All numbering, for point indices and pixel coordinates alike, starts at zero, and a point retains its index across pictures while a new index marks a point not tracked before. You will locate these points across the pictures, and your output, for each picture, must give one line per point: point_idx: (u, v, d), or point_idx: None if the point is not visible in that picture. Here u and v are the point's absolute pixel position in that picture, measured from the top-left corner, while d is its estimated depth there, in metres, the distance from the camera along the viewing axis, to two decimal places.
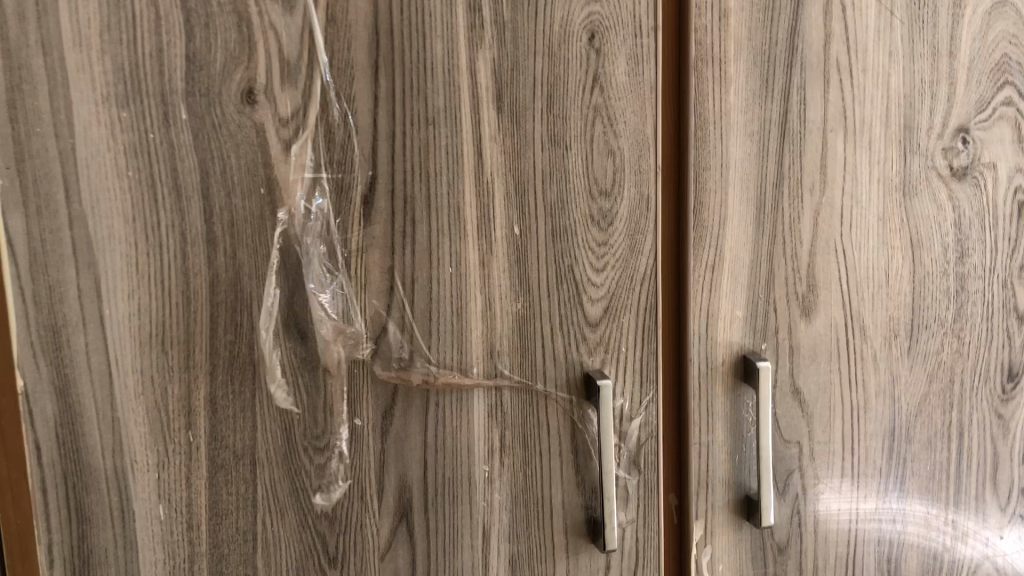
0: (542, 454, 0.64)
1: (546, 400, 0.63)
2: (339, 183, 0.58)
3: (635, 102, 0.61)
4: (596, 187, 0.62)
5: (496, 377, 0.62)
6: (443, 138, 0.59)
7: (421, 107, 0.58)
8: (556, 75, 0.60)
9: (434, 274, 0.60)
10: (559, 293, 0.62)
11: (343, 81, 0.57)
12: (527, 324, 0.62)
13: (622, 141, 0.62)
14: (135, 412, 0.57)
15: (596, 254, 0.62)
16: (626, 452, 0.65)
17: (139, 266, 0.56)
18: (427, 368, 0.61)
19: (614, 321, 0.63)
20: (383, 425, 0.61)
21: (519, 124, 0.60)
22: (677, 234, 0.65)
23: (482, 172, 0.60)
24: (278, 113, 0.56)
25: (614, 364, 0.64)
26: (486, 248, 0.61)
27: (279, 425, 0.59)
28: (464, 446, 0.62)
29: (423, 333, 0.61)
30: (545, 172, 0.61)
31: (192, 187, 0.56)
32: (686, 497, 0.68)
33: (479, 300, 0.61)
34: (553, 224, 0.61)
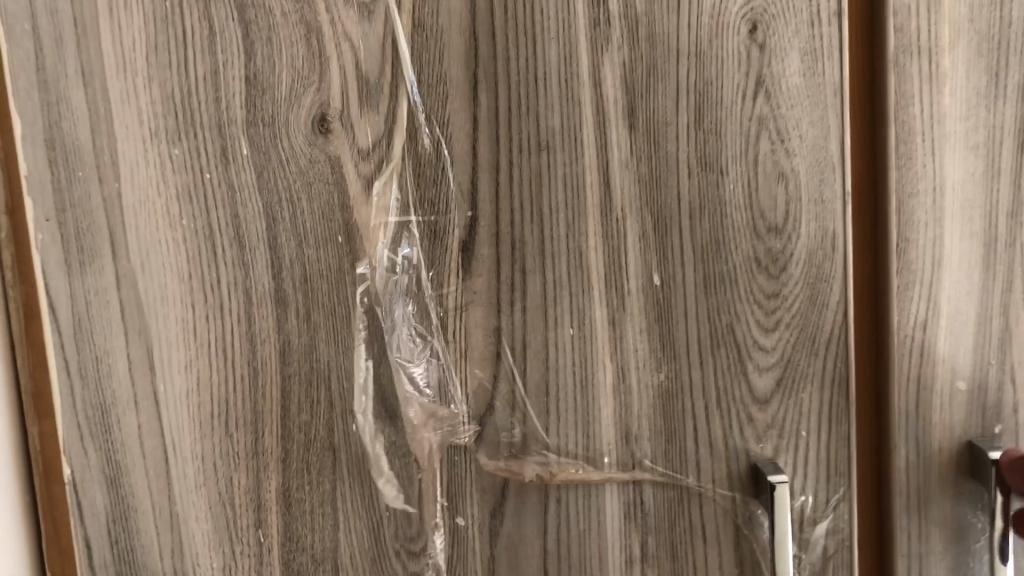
0: (696, 566, 0.50)
1: (701, 498, 0.49)
2: (432, 228, 0.47)
3: (814, 110, 0.47)
4: (762, 222, 0.47)
5: (634, 470, 0.49)
6: (561, 166, 0.47)
7: (532, 129, 0.46)
8: (705, 81, 0.46)
9: (553, 336, 0.48)
10: (715, 360, 0.48)
11: (435, 100, 0.46)
12: (674, 400, 0.48)
13: (797, 162, 0.47)
14: (196, 506, 0.48)
15: (764, 310, 0.48)
16: (807, 567, 0.50)
17: (197, 333, 0.46)
18: (543, 456, 0.48)
19: (791, 396, 0.49)
20: (492, 525, 0.49)
21: (658, 145, 0.47)
22: (875, 281, 0.49)
23: (611, 207, 0.47)
24: (358, 142, 0.46)
25: (790, 452, 0.49)
26: (618, 304, 0.48)
27: (366, 525, 0.48)
28: (595, 554, 0.49)
29: (539, 412, 0.48)
30: (694, 205, 0.47)
31: (256, 236, 0.46)
32: None
33: (610, 371, 0.48)
34: (705, 271, 0.48)
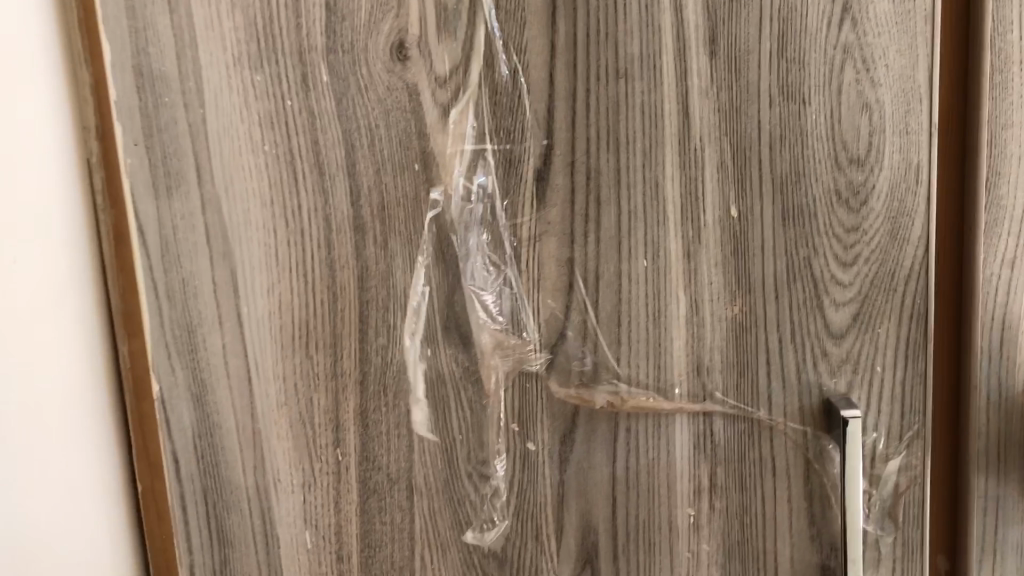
0: (765, 497, 0.50)
1: (772, 432, 0.49)
2: (507, 156, 0.47)
3: (903, 38, 0.45)
4: (843, 153, 0.46)
5: (704, 401, 0.49)
6: (639, 94, 0.46)
7: (610, 56, 0.46)
8: (790, 7, 0.45)
9: (627, 267, 0.48)
10: (790, 294, 0.48)
11: (512, 26, 0.46)
12: (747, 333, 0.48)
13: (882, 92, 0.46)
14: (278, 424, 0.49)
15: (843, 244, 0.47)
16: (877, 502, 0.50)
17: (279, 257, 0.48)
18: (614, 385, 0.49)
19: (867, 331, 0.48)
20: (563, 451, 0.50)
21: (739, 74, 0.46)
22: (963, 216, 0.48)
23: (689, 137, 0.46)
24: (436, 70, 0.46)
25: (865, 389, 0.49)
26: (693, 235, 0.47)
27: (439, 447, 0.50)
28: (664, 484, 0.50)
29: (611, 342, 0.49)
30: (775, 135, 0.46)
31: (335, 163, 0.47)
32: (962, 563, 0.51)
33: (684, 302, 0.48)
34: (783, 204, 0.47)
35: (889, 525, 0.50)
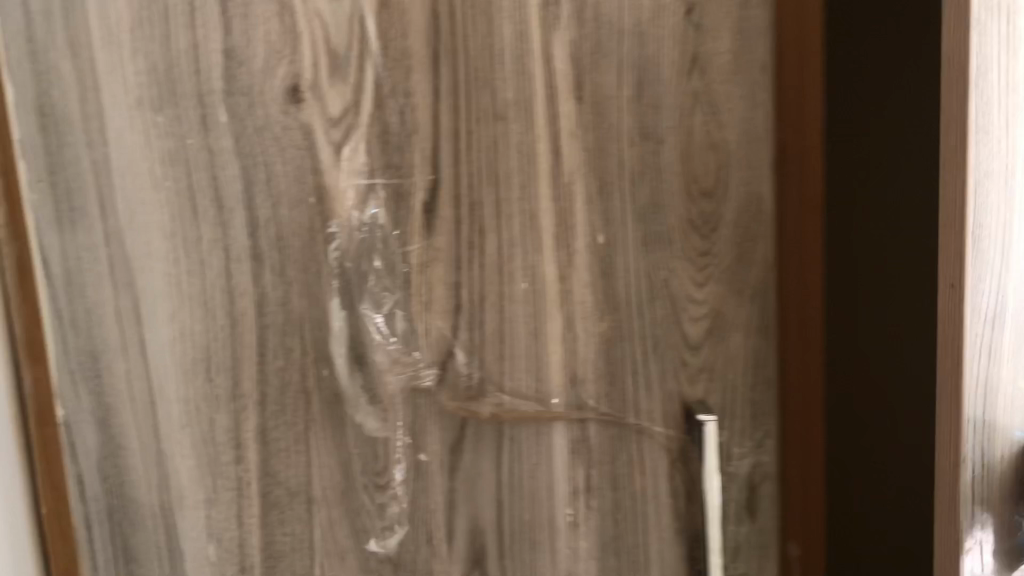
0: (636, 496, 0.55)
1: (640, 435, 0.55)
2: (396, 190, 0.51)
3: (744, 85, 0.52)
4: (695, 186, 0.52)
5: (579, 409, 0.54)
6: (514, 134, 0.51)
7: (488, 100, 0.51)
8: (646, 58, 0.51)
9: (507, 290, 0.53)
10: (652, 312, 0.53)
11: (399, 72, 0.50)
12: (616, 347, 0.54)
13: (728, 133, 0.52)
14: (181, 443, 0.52)
15: (697, 266, 0.53)
16: (734, 498, 0.56)
17: (181, 285, 0.51)
18: (497, 398, 0.53)
19: (720, 343, 0.54)
20: (452, 461, 0.54)
21: (602, 116, 0.51)
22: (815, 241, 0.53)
23: (560, 173, 0.52)
24: (328, 111, 0.50)
25: (720, 395, 0.55)
26: (566, 260, 0.53)
27: (337, 461, 0.53)
28: (545, 486, 0.55)
29: (494, 358, 0.53)
30: (636, 171, 0.52)
31: (234, 198, 0.50)
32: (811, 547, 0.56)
33: (559, 320, 0.53)
34: (644, 231, 0.53)
35: (745, 517, 0.56)
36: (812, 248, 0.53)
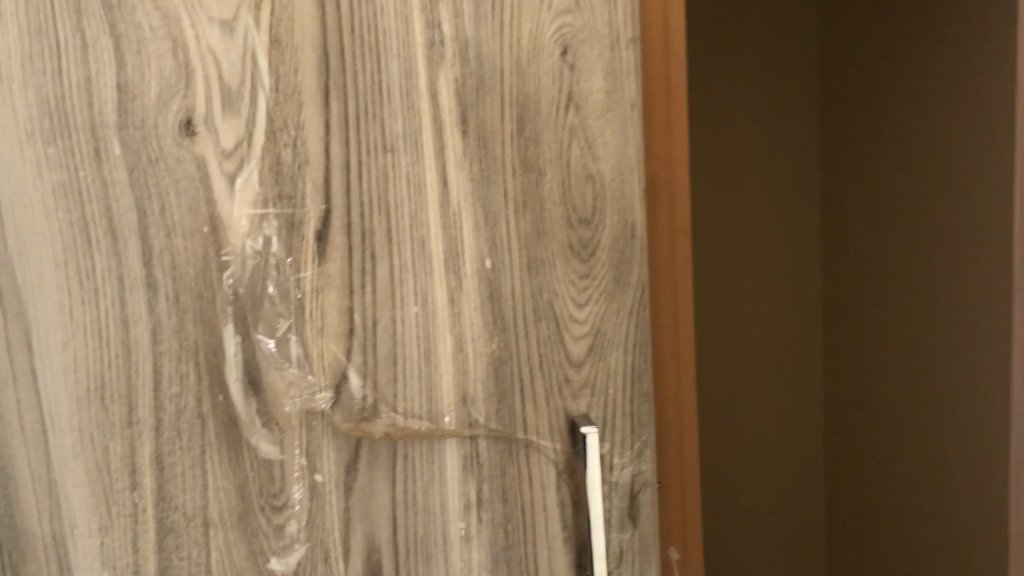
0: (525, 507, 0.58)
1: (528, 449, 0.58)
2: (289, 220, 0.53)
3: (616, 121, 0.56)
4: (574, 214, 0.56)
5: (470, 426, 0.57)
6: (404, 166, 0.54)
7: (378, 133, 0.53)
8: (526, 95, 0.55)
9: (399, 313, 0.55)
10: (537, 332, 0.57)
11: (290, 107, 0.52)
12: (504, 366, 0.57)
13: (602, 164, 0.56)
14: (74, 471, 0.53)
15: (577, 288, 0.57)
16: (617, 507, 0.60)
17: (74, 315, 0.52)
18: (391, 417, 0.55)
19: (600, 359, 0.58)
20: (347, 480, 0.56)
21: (487, 149, 0.55)
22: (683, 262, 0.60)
23: (448, 202, 0.55)
24: (221, 143, 0.52)
25: (601, 408, 0.58)
26: (455, 284, 0.55)
27: (233, 484, 0.54)
28: (438, 501, 0.57)
29: (387, 380, 0.55)
30: (519, 200, 0.55)
31: (128, 228, 0.51)
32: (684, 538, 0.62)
33: (450, 342, 0.56)
34: (528, 256, 0.56)
35: (628, 524, 0.60)
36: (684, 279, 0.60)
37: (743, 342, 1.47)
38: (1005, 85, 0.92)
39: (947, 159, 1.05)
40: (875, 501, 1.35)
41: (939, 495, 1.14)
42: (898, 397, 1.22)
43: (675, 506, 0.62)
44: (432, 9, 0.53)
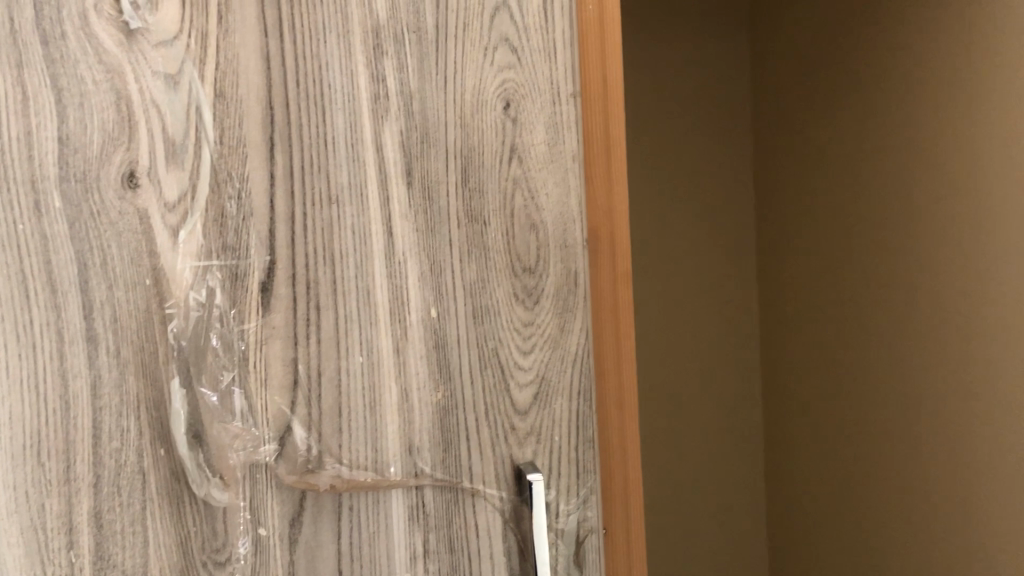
0: (471, 556, 0.58)
1: (474, 498, 0.58)
2: (234, 271, 0.53)
3: (557, 173, 0.58)
4: (518, 264, 0.57)
5: (417, 476, 0.57)
6: (349, 217, 0.54)
7: (323, 184, 0.54)
8: (470, 147, 0.56)
9: (344, 364, 0.55)
10: (482, 380, 0.57)
11: (234, 159, 0.53)
12: (449, 415, 0.57)
13: (545, 214, 0.58)
14: (9, 532, 0.51)
15: (522, 336, 0.58)
16: (562, 552, 0.61)
17: (10, 370, 0.50)
18: (337, 469, 0.55)
19: (545, 406, 0.59)
20: (291, 534, 0.55)
21: (431, 199, 0.55)
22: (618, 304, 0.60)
23: (393, 252, 0.55)
24: (165, 196, 0.52)
25: (547, 455, 0.59)
26: (401, 333, 0.56)
27: (175, 540, 0.53)
28: (384, 553, 0.57)
29: (333, 431, 0.55)
30: (463, 250, 0.56)
31: (69, 280, 0.50)
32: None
33: (395, 392, 0.56)
34: (473, 305, 0.57)
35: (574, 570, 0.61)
36: (627, 322, 0.60)
37: (685, 383, 1.50)
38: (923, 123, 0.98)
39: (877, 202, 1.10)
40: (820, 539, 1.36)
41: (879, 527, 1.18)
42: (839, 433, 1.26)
43: (623, 555, 0.62)
44: (376, 64, 0.54)
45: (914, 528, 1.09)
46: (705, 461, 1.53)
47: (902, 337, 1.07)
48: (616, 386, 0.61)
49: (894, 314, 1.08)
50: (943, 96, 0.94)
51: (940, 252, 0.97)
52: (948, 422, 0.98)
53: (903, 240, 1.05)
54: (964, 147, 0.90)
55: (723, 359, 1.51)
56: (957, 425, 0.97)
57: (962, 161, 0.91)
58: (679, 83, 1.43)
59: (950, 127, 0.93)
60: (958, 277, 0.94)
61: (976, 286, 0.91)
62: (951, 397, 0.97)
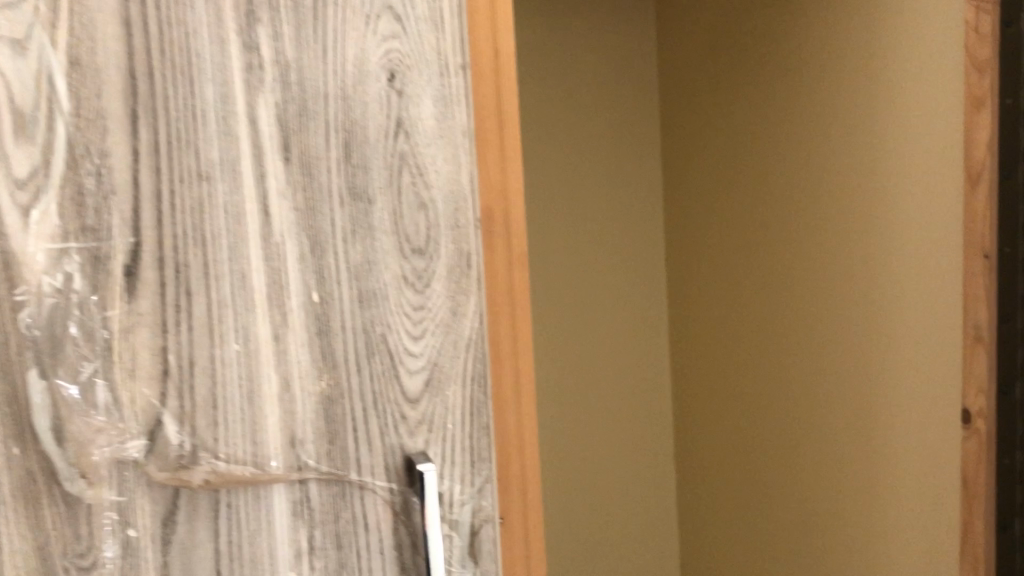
0: (359, 551, 0.56)
1: (362, 490, 0.55)
2: (94, 254, 0.49)
3: (447, 148, 0.55)
4: (407, 245, 0.54)
5: (300, 470, 0.54)
6: (221, 195, 0.51)
7: (192, 161, 0.50)
8: (352, 121, 0.53)
9: (217, 352, 0.52)
10: (370, 367, 0.55)
11: (93, 132, 0.48)
12: (334, 405, 0.54)
13: (434, 192, 0.55)
14: None
15: (412, 321, 0.55)
16: (456, 545, 0.58)
17: None
18: (213, 464, 0.52)
19: (437, 394, 0.56)
20: (164, 534, 0.52)
21: (311, 177, 0.52)
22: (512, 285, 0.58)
23: (269, 232, 0.52)
24: (13, 173, 0.47)
25: (439, 445, 0.57)
26: (280, 318, 0.53)
27: (32, 545, 0.49)
28: (265, 552, 0.54)
29: (207, 424, 0.52)
30: (347, 230, 0.53)
31: None
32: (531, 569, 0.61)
33: (275, 381, 0.53)
34: (359, 289, 0.54)
35: (469, 563, 0.58)
36: (522, 306, 0.59)
37: (608, 355, 1.56)
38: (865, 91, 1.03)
39: (820, 174, 1.14)
40: (759, 504, 1.39)
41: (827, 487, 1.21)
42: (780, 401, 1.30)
43: (520, 544, 0.61)
44: (249, 31, 0.50)
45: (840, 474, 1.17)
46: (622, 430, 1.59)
47: (826, 299, 1.15)
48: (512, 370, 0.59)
49: (817, 278, 1.17)
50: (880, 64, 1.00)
51: (862, 215, 1.06)
52: (874, 371, 1.07)
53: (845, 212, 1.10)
54: (888, 116, 0.99)
55: (630, 332, 1.58)
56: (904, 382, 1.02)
57: (884, 129, 1.00)
58: (581, 65, 1.47)
59: (873, 100, 1.02)
60: (908, 236, 0.99)
61: (900, 241, 1.00)
62: (902, 353, 1.02)
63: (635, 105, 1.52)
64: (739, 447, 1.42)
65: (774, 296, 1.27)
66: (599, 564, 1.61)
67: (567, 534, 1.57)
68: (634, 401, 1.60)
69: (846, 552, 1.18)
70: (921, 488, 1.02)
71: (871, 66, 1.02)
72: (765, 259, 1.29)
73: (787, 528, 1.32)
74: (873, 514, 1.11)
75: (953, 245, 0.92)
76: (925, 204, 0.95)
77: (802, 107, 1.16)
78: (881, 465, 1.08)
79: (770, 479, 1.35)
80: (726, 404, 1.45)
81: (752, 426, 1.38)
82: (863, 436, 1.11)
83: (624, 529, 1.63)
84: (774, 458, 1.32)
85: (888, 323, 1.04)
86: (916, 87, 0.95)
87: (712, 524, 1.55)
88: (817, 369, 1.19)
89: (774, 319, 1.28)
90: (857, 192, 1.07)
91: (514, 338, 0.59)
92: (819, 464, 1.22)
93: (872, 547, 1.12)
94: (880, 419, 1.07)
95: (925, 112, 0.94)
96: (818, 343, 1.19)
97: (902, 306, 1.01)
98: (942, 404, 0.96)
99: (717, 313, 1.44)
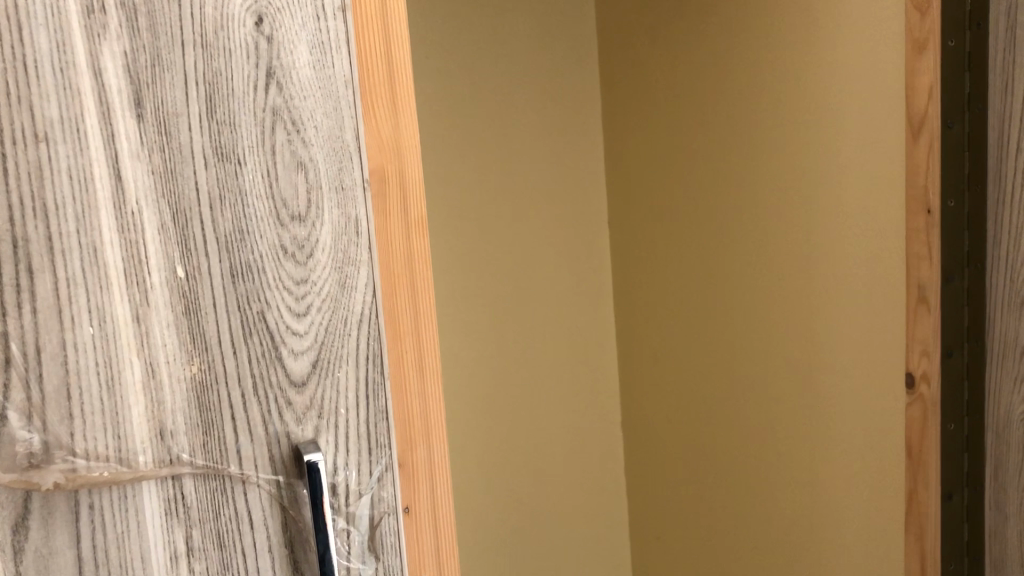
0: (244, 550, 0.51)
1: (244, 484, 0.50)
2: None
3: (327, 102, 0.50)
4: (284, 211, 0.49)
5: (172, 465, 0.48)
6: (63, 157, 0.44)
7: (27, 118, 0.43)
8: (215, 71, 0.47)
9: (70, 337, 0.45)
10: (248, 349, 0.49)
11: None
12: (208, 392, 0.48)
13: (314, 151, 0.49)
14: None
15: (294, 295, 0.50)
16: (356, 540, 0.53)
17: None
18: (70, 462, 0.45)
19: (326, 376, 0.51)
20: (15, 542, 0.45)
21: (169, 136, 0.46)
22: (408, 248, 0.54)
23: (123, 200, 0.45)
24: None
25: (330, 432, 0.52)
26: (141, 298, 0.46)
27: None
28: (137, 556, 0.48)
29: (62, 419, 0.45)
30: (213, 195, 0.47)
31: None
32: (441, 553, 0.58)
33: (138, 368, 0.46)
34: (230, 261, 0.48)
35: (369, 558, 0.54)
36: (422, 277, 0.55)
37: (552, 320, 1.51)
38: (808, 41, 0.98)
39: (758, 128, 1.10)
40: (702, 466, 1.36)
41: (767, 448, 1.18)
42: (722, 364, 1.26)
43: (428, 530, 0.57)
44: None
45: (785, 437, 1.14)
46: (567, 396, 1.55)
47: (767, 257, 1.12)
48: (414, 344, 0.55)
49: (761, 242, 1.13)
50: (824, 12, 0.95)
51: (804, 174, 1.02)
52: (818, 332, 1.04)
53: (784, 166, 1.06)
54: (830, 66, 0.95)
55: (574, 295, 1.53)
56: (851, 342, 0.98)
57: (829, 83, 0.96)
58: (517, 23, 1.40)
59: (815, 53, 0.97)
60: (849, 190, 0.95)
61: (840, 199, 0.97)
62: (846, 311, 0.98)
63: (574, 66, 1.47)
64: (684, 416, 1.39)
65: (718, 258, 1.23)
66: (548, 534, 1.56)
67: (515, 510, 1.51)
68: (579, 368, 1.56)
69: (791, 514, 1.16)
70: (868, 455, 0.98)
71: (813, 15, 0.97)
72: (709, 221, 1.24)
73: (733, 491, 1.29)
74: (820, 483, 1.08)
75: (895, 205, 0.89)
76: (865, 157, 0.92)
77: (743, 60, 1.11)
78: (826, 431, 1.05)
79: (716, 449, 1.31)
80: (671, 373, 1.41)
81: (697, 395, 1.34)
82: (806, 397, 1.08)
83: (570, 503, 1.58)
84: (722, 427, 1.29)
85: (832, 286, 1.00)
86: (859, 36, 0.90)
87: (657, 487, 1.53)
88: (760, 334, 1.16)
89: (719, 285, 1.24)
90: (797, 148, 1.03)
91: (415, 313, 0.55)
92: (765, 431, 1.18)
93: (819, 507, 1.09)
94: (824, 384, 1.04)
95: (869, 64, 0.90)
96: (761, 308, 1.15)
97: (845, 267, 0.97)
98: (887, 364, 0.93)
99: (657, 274, 1.40)
